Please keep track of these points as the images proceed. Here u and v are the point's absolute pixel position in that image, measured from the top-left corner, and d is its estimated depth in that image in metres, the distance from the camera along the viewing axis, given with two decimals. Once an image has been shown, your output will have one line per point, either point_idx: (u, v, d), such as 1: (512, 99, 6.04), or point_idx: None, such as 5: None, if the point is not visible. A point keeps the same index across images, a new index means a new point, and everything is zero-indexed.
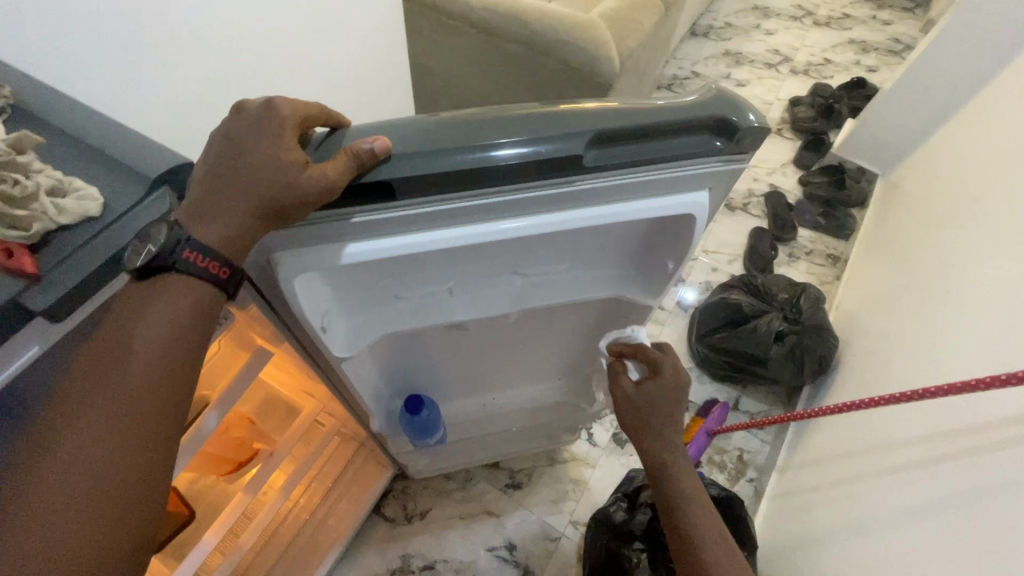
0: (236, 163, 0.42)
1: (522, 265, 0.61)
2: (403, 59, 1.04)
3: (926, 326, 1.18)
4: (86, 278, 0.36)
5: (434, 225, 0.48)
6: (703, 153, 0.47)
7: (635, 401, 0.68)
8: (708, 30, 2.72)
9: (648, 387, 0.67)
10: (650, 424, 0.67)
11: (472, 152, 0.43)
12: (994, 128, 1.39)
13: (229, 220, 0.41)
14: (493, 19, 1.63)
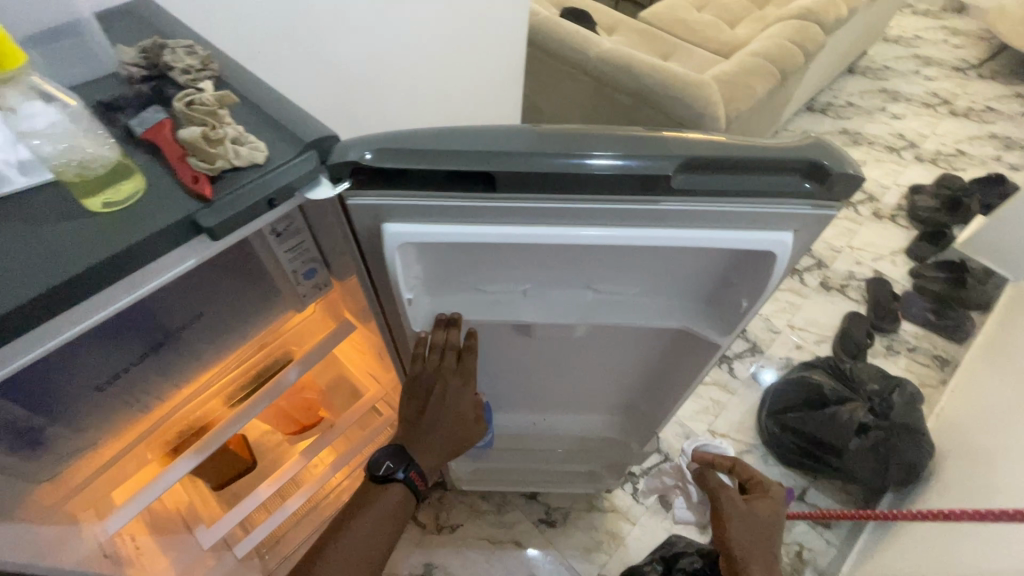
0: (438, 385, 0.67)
1: (596, 281, 0.64)
2: (518, 89, 1.13)
3: None
4: (239, 212, 0.44)
5: (526, 221, 0.51)
6: (792, 194, 0.48)
7: (753, 521, 0.73)
8: (827, 106, 2.66)
9: (762, 509, 0.74)
10: (759, 540, 0.71)
11: (570, 158, 0.47)
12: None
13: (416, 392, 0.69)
14: (608, 69, 1.73)
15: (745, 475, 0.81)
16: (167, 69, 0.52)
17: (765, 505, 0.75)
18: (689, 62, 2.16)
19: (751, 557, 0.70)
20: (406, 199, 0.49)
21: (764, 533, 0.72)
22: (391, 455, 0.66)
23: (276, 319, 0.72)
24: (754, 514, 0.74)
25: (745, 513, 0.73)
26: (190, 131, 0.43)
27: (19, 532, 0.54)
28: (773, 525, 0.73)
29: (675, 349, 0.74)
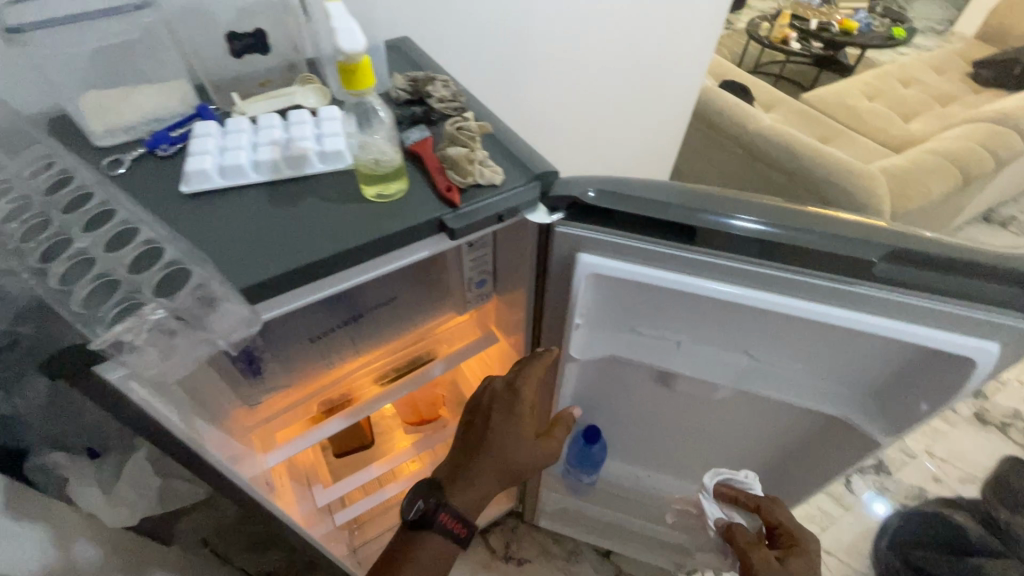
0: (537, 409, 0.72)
1: (755, 348, 0.65)
2: None
3: None
4: (476, 222, 0.52)
5: (714, 277, 0.55)
6: (997, 303, 0.49)
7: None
8: (1005, 220, 2.39)
9: (795, 567, 0.64)
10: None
11: (719, 216, 0.52)
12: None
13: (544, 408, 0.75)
14: (766, 145, 1.72)
15: (774, 518, 0.70)
16: (427, 96, 0.63)
17: (799, 563, 0.65)
18: (852, 149, 2.07)
19: None
20: (609, 234, 0.54)
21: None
22: (421, 493, 0.66)
23: (440, 317, 0.81)
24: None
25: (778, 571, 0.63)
26: (458, 150, 0.53)
27: (223, 440, 0.65)
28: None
29: (819, 436, 0.71)
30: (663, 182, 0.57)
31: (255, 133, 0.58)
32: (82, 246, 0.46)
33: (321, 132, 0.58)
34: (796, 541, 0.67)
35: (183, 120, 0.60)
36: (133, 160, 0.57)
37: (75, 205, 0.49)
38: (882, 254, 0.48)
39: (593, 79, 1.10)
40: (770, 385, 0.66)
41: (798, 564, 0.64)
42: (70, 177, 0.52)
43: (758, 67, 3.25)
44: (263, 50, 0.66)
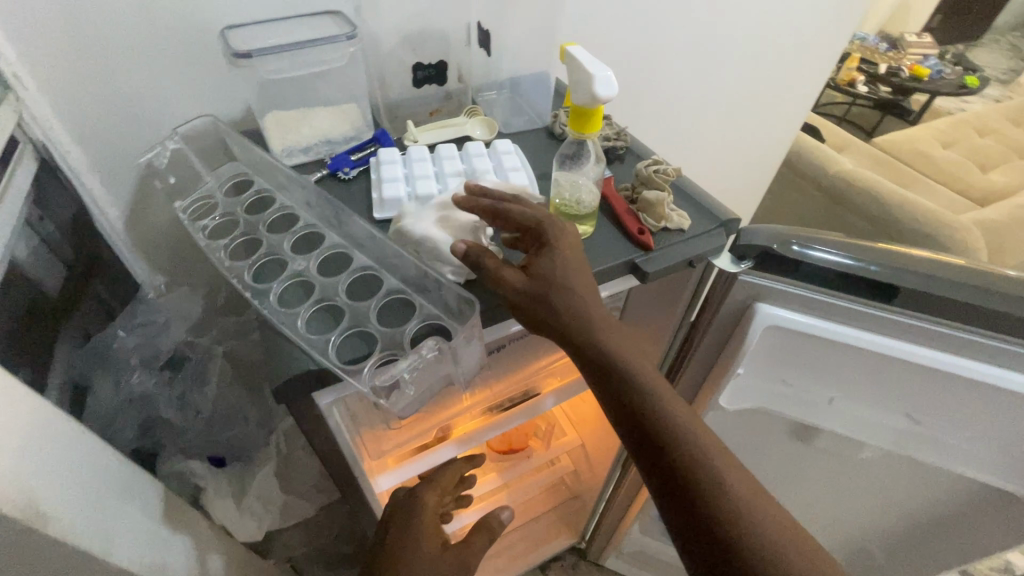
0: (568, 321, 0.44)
1: (918, 412, 0.61)
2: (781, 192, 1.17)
3: None
4: (670, 267, 0.51)
5: (911, 338, 0.53)
6: None
7: (541, 288, 0.42)
8: None
9: (552, 268, 0.43)
10: (570, 328, 0.43)
11: (800, 245, 0.52)
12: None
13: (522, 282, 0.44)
14: (850, 189, 1.69)
15: (524, 220, 0.45)
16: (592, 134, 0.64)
17: (557, 262, 0.43)
18: (931, 197, 2.02)
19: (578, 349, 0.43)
20: (797, 286, 0.54)
21: (581, 314, 0.43)
22: None
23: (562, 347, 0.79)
24: (541, 282, 0.42)
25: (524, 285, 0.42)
26: (653, 194, 0.52)
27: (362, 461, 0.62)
28: (576, 279, 0.43)
29: (973, 509, 0.67)
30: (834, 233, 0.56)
31: (434, 161, 0.59)
32: (298, 268, 0.46)
33: (499, 165, 0.59)
34: (546, 231, 0.44)
35: (361, 143, 0.61)
36: (317, 181, 0.57)
37: (282, 226, 0.50)
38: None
39: (705, 118, 1.10)
40: (935, 452, 0.62)
41: (543, 258, 0.43)
42: (270, 199, 0.53)
43: (819, 106, 3.22)
44: (438, 81, 0.67)
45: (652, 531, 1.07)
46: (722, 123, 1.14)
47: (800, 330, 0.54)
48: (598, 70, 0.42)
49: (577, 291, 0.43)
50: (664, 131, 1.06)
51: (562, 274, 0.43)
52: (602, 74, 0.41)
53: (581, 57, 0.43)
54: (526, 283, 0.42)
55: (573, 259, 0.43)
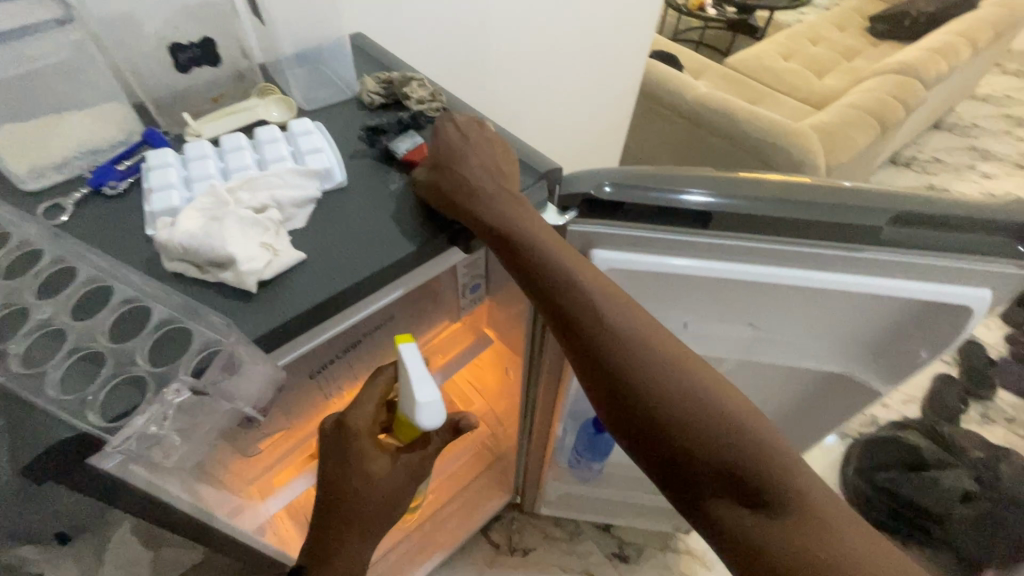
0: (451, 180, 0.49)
1: (759, 320, 0.65)
2: None
3: None
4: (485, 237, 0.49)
5: (736, 260, 0.55)
6: (997, 254, 0.50)
7: (442, 177, 0.49)
8: (911, 160, 2.67)
9: (444, 149, 0.51)
10: (459, 193, 0.48)
11: (612, 187, 0.52)
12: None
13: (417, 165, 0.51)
14: (706, 113, 1.78)
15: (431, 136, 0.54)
16: (404, 98, 0.59)
17: (440, 142, 0.51)
18: (777, 108, 2.18)
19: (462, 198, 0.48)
20: (616, 225, 0.54)
21: (483, 201, 0.48)
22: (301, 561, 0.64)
23: (434, 324, 0.76)
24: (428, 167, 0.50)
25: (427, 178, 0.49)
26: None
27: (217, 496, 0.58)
28: (477, 167, 0.50)
29: (820, 395, 0.75)
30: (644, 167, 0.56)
31: (219, 156, 0.51)
32: (44, 317, 0.39)
33: (297, 149, 0.53)
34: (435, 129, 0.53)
35: (130, 149, 0.52)
36: (78, 202, 0.47)
37: (21, 269, 0.42)
38: (887, 217, 0.50)
39: (545, 56, 1.07)
40: (774, 351, 0.68)
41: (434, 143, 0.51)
42: (5, 236, 0.44)
43: (678, 33, 3.33)
44: (210, 63, 0.58)
45: (567, 476, 1.12)
46: (561, 63, 1.12)
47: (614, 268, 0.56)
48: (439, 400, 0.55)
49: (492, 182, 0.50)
50: (504, 77, 1.03)
51: (445, 147, 0.51)
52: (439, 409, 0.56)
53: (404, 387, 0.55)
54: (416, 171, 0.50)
55: (473, 154, 0.51)
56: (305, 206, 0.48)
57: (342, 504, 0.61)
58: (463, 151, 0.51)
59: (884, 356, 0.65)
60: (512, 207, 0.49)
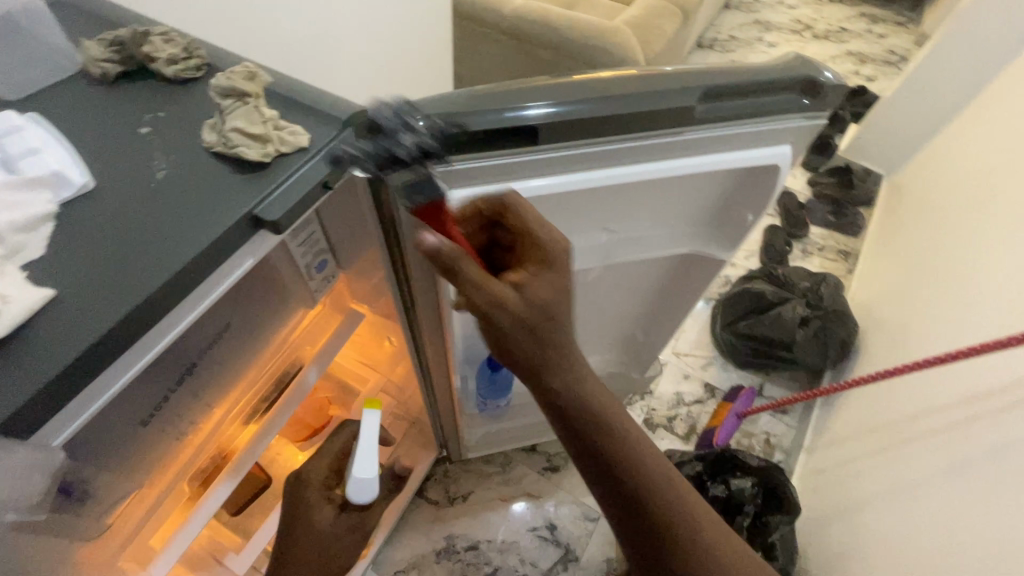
0: (550, 320, 0.51)
1: (612, 222, 0.67)
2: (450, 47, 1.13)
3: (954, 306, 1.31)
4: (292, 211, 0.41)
5: (573, 168, 0.54)
6: (790, 111, 0.54)
7: (531, 312, 0.51)
8: (715, 42, 2.99)
9: (543, 292, 0.52)
10: (552, 359, 0.52)
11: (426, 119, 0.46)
12: (1011, 120, 1.54)
13: (477, 291, 0.49)
14: (526, 26, 1.74)
15: (517, 222, 0.53)
16: (151, 60, 0.48)
17: (543, 285, 0.52)
18: (592, 11, 2.21)
19: (546, 366, 0.52)
20: (445, 160, 0.49)
21: (563, 374, 0.52)
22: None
23: (287, 316, 0.69)
24: (533, 303, 0.51)
25: (532, 294, 0.51)
26: (214, 135, 0.43)
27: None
28: (564, 312, 0.52)
29: (681, 276, 0.80)
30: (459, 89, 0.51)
31: None
32: None
33: (4, 155, 0.40)
34: (546, 252, 0.53)
35: None
36: None
37: None
38: (696, 95, 0.51)
39: None
40: (632, 249, 0.70)
41: (535, 281, 0.52)
42: None
43: None
44: None
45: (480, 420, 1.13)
46: None
47: (455, 207, 0.52)
48: (372, 481, 0.78)
49: (573, 323, 0.53)
50: None
51: (546, 293, 0.52)
52: (370, 486, 0.79)
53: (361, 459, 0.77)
54: (524, 298, 0.51)
55: (569, 298, 0.53)
56: (35, 226, 0.37)
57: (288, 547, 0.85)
58: (568, 292, 0.53)
59: (722, 225, 0.70)
60: (587, 381, 0.54)
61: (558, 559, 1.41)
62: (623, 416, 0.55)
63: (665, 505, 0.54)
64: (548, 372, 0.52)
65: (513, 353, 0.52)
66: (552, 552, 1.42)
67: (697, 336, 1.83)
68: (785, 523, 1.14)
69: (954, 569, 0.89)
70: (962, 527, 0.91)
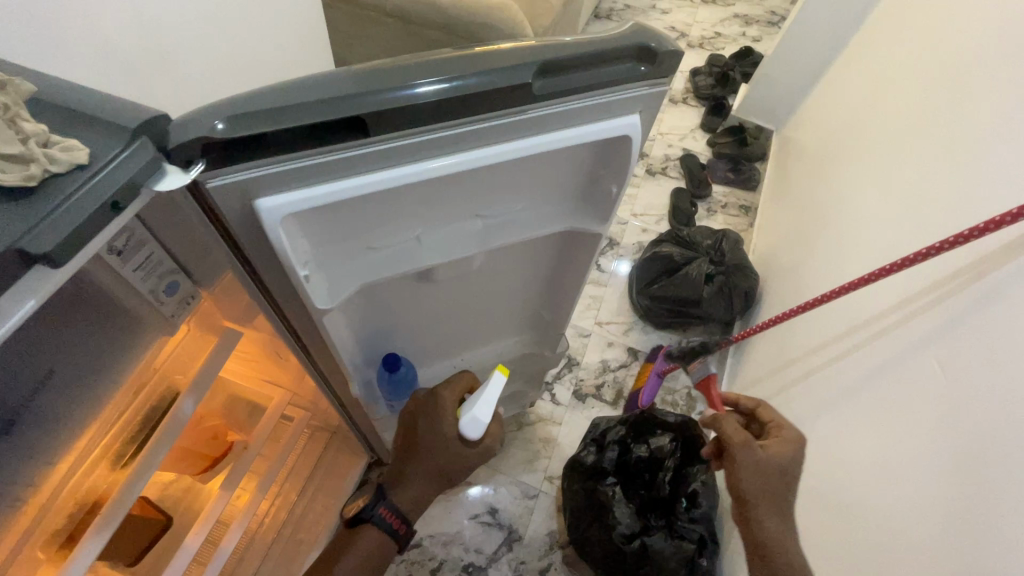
0: (763, 485, 0.83)
1: (484, 208, 0.66)
2: (316, 33, 1.06)
3: (838, 249, 1.43)
4: (64, 240, 0.36)
5: (416, 159, 0.52)
6: (631, 79, 0.54)
7: (766, 461, 0.84)
8: (610, 13, 3.05)
9: (773, 462, 0.84)
10: (765, 506, 0.82)
11: (232, 121, 0.42)
12: (871, 72, 1.68)
13: (773, 459, 0.84)
14: (408, 6, 1.66)
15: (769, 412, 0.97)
16: None
17: (783, 449, 0.85)
18: None
19: (758, 501, 0.82)
20: (267, 164, 0.45)
21: (770, 515, 0.81)
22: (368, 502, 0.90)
23: (144, 349, 0.63)
24: (763, 462, 0.84)
25: (759, 458, 0.83)
26: None
27: None
28: (792, 465, 0.84)
29: (562, 250, 0.81)
30: (278, 84, 0.47)
31: None
32: None
33: None
34: (783, 431, 0.90)
35: None
36: None
37: None
38: (529, 71, 0.49)
39: None
40: (509, 232, 0.69)
41: (776, 447, 0.86)
42: None
43: None
44: None
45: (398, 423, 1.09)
46: None
47: (290, 213, 0.48)
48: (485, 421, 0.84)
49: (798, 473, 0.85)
50: None
51: (783, 459, 0.84)
52: (483, 424, 0.84)
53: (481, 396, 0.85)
54: (756, 456, 0.84)
55: (803, 447, 0.86)
56: None
57: (416, 446, 0.93)
58: (784, 460, 0.84)
59: (591, 199, 0.70)
60: (791, 532, 0.81)
61: (502, 540, 1.42)
62: (777, 528, 0.81)
63: (789, 553, 0.79)
64: (763, 514, 0.81)
65: (741, 503, 0.83)
66: (496, 535, 1.43)
67: (616, 303, 1.89)
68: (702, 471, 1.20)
69: (849, 490, 0.97)
70: (853, 451, 1.00)
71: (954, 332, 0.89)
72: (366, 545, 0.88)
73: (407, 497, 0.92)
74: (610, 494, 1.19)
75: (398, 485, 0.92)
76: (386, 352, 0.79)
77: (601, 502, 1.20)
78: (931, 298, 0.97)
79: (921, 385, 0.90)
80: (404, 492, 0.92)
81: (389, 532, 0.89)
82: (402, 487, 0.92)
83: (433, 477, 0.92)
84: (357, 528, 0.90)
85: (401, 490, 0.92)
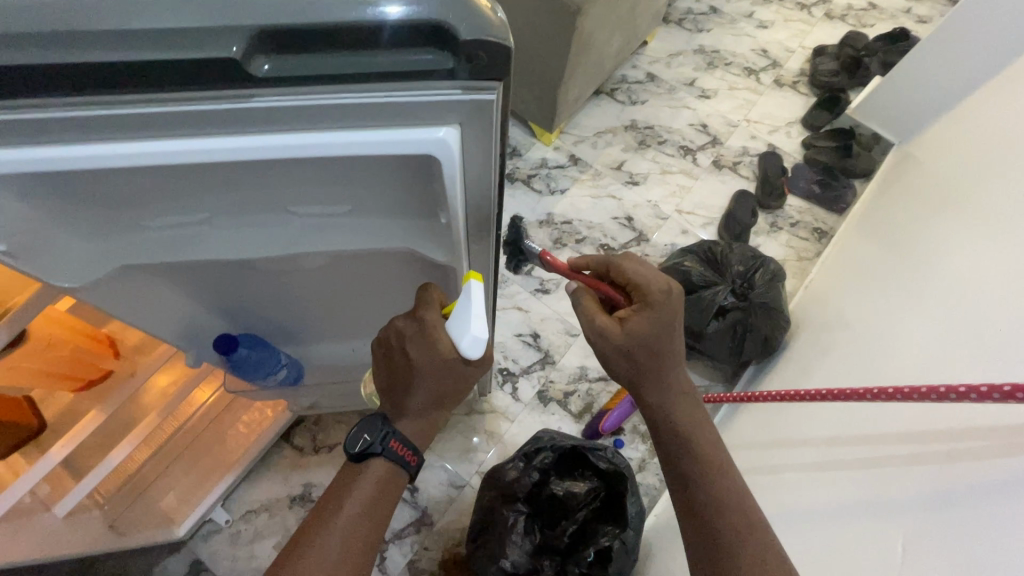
0: (638, 367, 0.74)
1: (292, 203, 0.54)
2: None
3: (882, 323, 1.14)
4: None
5: (130, 135, 0.45)
6: (426, 75, 0.42)
7: (626, 342, 0.72)
8: None
9: (637, 339, 0.71)
10: (645, 384, 0.75)
11: None
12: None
13: (627, 335, 0.71)
14: None
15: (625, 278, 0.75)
16: None
17: (641, 321, 0.71)
18: None
19: (637, 376, 0.75)
20: None
21: (656, 390, 0.76)
22: (367, 428, 0.72)
23: None
24: (626, 338, 0.72)
25: (615, 337, 0.72)
26: None
27: None
28: (658, 340, 0.71)
29: (428, 264, 0.71)
30: None
31: None
32: None
33: None
34: (645, 300, 0.72)
35: None
36: None
37: None
38: (235, 50, 0.39)
39: None
40: (331, 238, 0.56)
41: (637, 321, 0.71)
42: None
43: None
44: None
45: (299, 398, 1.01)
46: None
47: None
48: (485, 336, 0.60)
49: (672, 343, 0.73)
50: None
51: (647, 332, 0.71)
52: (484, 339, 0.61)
53: (462, 311, 0.61)
54: (618, 336, 0.72)
55: (673, 317, 0.71)
56: None
57: (405, 376, 0.70)
58: (638, 332, 0.71)
59: (432, 213, 0.57)
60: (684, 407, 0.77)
61: (411, 521, 1.37)
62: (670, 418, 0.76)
63: (690, 450, 0.76)
64: (645, 391, 0.76)
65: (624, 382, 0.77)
66: (408, 513, 1.38)
67: None
68: (612, 532, 1.07)
69: None
70: None
71: (944, 512, 0.63)
72: (372, 478, 0.71)
73: (414, 425, 0.74)
74: (510, 522, 1.07)
75: (398, 413, 0.73)
76: (220, 337, 0.71)
77: (496, 526, 1.09)
78: (940, 449, 0.69)
79: (877, 553, 0.68)
80: (406, 418, 0.73)
81: (400, 465, 0.72)
82: (405, 416, 0.73)
83: (438, 404, 0.73)
84: (361, 462, 0.72)
85: (406, 422, 0.73)
